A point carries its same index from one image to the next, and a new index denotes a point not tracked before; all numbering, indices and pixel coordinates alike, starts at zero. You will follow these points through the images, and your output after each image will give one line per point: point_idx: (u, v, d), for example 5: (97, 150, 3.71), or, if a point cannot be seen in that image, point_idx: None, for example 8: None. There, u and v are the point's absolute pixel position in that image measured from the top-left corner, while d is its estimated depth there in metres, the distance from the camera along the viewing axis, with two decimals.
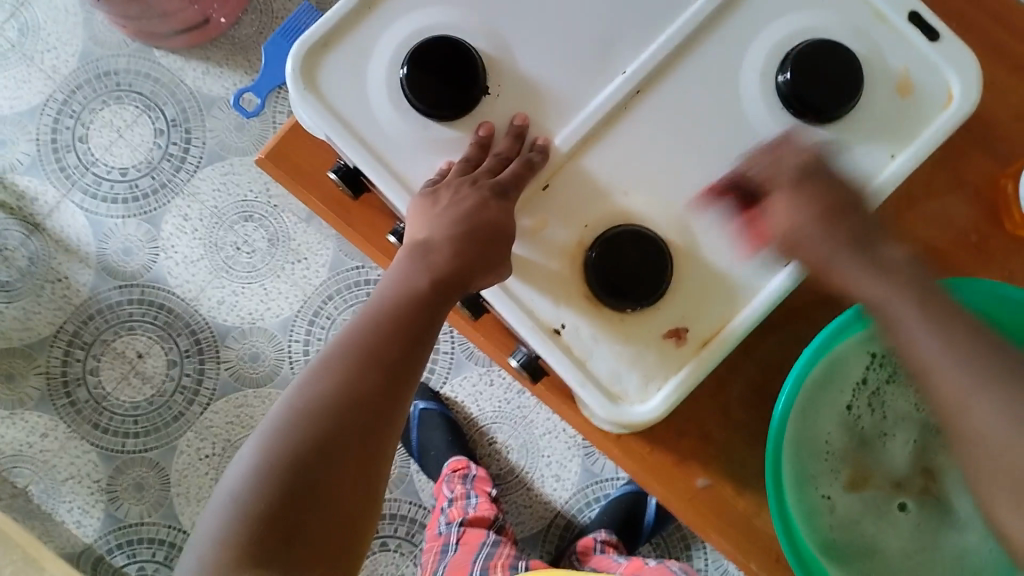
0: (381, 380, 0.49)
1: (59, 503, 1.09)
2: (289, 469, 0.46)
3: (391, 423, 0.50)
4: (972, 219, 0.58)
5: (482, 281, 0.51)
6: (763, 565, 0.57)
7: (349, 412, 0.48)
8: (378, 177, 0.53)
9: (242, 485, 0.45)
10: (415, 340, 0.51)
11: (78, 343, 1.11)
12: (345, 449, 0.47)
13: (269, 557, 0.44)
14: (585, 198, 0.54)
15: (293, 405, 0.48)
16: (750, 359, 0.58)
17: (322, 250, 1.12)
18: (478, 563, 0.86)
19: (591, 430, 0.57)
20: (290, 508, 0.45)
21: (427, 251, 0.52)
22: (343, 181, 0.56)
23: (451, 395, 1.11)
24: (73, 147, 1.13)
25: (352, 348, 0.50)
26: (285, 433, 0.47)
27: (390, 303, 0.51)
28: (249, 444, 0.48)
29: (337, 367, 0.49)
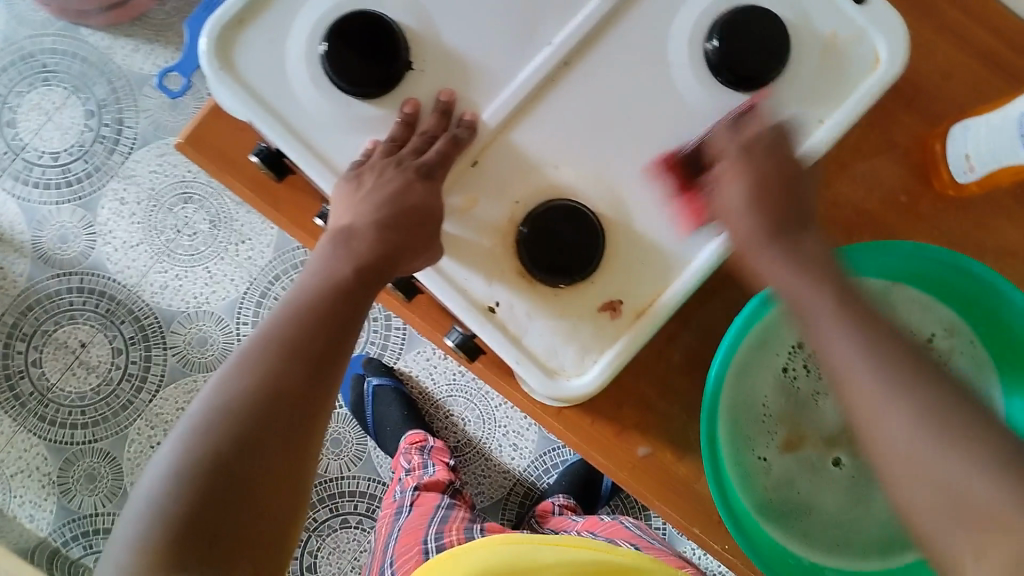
0: (306, 372, 0.49)
1: (11, 497, 1.07)
2: (211, 465, 0.44)
3: (318, 414, 0.49)
4: (901, 180, 0.59)
5: (410, 263, 0.51)
6: (706, 529, 0.57)
7: (273, 405, 0.47)
8: (302, 158, 0.52)
9: (162, 484, 0.44)
10: (342, 329, 0.51)
11: (18, 334, 1.08)
12: (272, 442, 0.46)
13: (193, 553, 0.42)
14: (514, 175, 0.53)
15: (214, 400, 0.47)
16: (689, 330, 0.57)
17: (266, 231, 1.10)
18: (432, 526, 0.82)
19: (530, 404, 0.56)
20: (215, 504, 0.44)
21: (350, 237, 0.51)
22: (267, 164, 0.54)
23: (405, 369, 1.11)
24: (2, 133, 1.09)
25: (275, 340, 0.49)
26: (208, 428, 0.45)
27: (314, 292, 0.51)
28: (168, 441, 0.46)
29: (259, 360, 0.48)
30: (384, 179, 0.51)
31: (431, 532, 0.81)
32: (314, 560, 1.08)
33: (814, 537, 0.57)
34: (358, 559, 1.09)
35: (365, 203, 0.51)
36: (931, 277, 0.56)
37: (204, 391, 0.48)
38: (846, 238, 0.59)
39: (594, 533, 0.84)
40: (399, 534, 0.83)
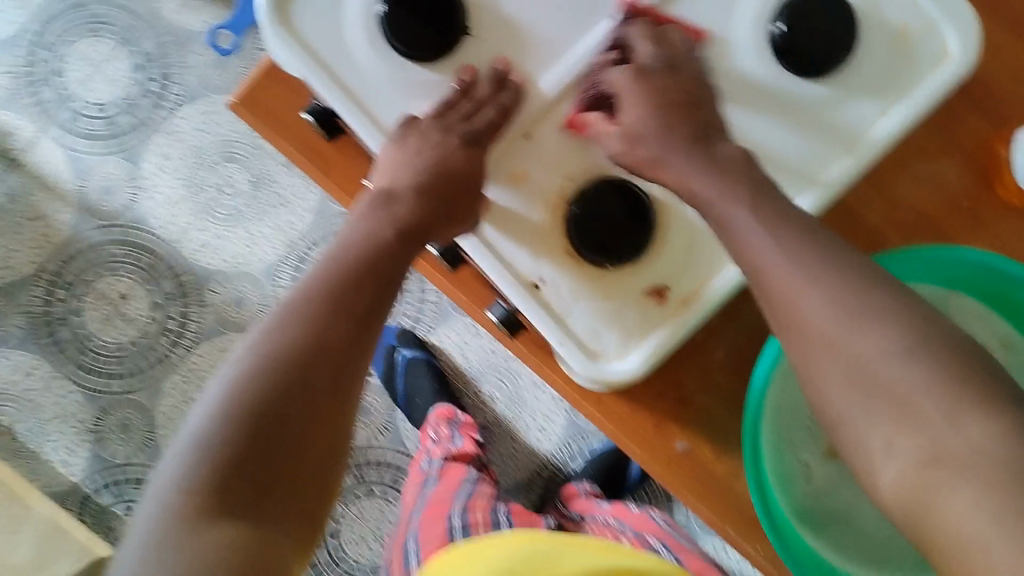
0: (352, 328, 0.47)
1: (47, 441, 1.09)
2: (259, 412, 0.42)
3: (359, 375, 0.47)
4: (963, 184, 0.55)
5: (446, 234, 0.50)
6: (741, 530, 0.56)
7: (319, 358, 0.45)
8: (354, 118, 0.51)
9: (210, 425, 0.42)
10: (382, 288, 0.49)
11: (59, 283, 1.10)
12: (318, 395, 0.44)
13: (243, 498, 0.40)
14: (567, 150, 0.52)
15: (257, 350, 0.45)
16: (732, 323, 0.56)
17: (306, 194, 1.10)
18: (459, 501, 0.81)
19: (570, 388, 0.56)
20: (257, 456, 0.41)
21: (390, 200, 0.50)
22: (319, 121, 0.55)
23: (437, 343, 1.10)
24: (50, 82, 1.10)
25: (321, 293, 0.47)
26: (252, 378, 0.43)
27: (355, 249, 0.49)
28: (210, 389, 0.44)
29: (302, 313, 0.46)
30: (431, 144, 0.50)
31: (456, 507, 0.79)
32: (338, 526, 1.09)
33: (854, 546, 0.55)
34: (380, 529, 1.10)
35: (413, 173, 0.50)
36: (994, 288, 0.53)
37: (245, 341, 0.46)
38: (900, 238, 0.56)
39: (618, 524, 0.82)
40: (426, 504, 0.82)
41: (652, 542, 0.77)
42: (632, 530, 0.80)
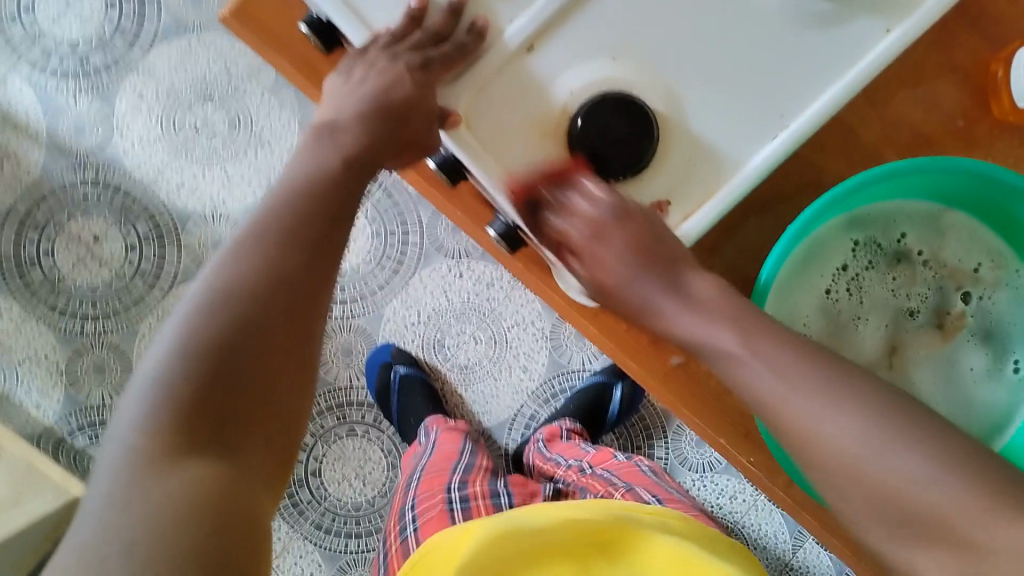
0: (304, 258, 0.46)
1: (18, 384, 1.07)
2: (215, 352, 0.42)
3: (318, 303, 0.46)
4: (960, 104, 0.57)
5: (390, 160, 0.54)
6: (732, 442, 0.58)
7: (273, 292, 0.44)
8: (349, 26, 0.50)
9: (166, 365, 0.41)
10: (335, 219, 0.48)
11: (30, 224, 1.07)
12: (274, 330, 0.44)
13: (205, 437, 0.40)
14: (569, 58, 0.50)
15: (210, 285, 0.44)
16: (730, 240, 0.57)
17: (287, 135, 1.08)
18: (456, 475, 0.84)
19: (567, 302, 0.58)
20: (218, 394, 0.41)
21: (332, 132, 0.53)
22: (315, 34, 0.52)
23: (419, 284, 1.10)
24: (19, 17, 1.06)
25: (271, 227, 0.46)
26: (207, 314, 0.43)
27: (304, 182, 0.48)
28: (164, 331, 0.43)
29: (254, 247, 0.45)
30: (442, 56, 0.49)
31: (454, 480, 0.83)
32: (319, 465, 1.09)
33: None
34: (362, 468, 1.10)
35: (424, 84, 0.51)
36: (987, 204, 0.54)
37: (197, 280, 0.45)
38: (898, 157, 0.58)
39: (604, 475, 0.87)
40: (422, 479, 0.85)
41: (642, 495, 0.79)
42: (624, 482, 0.83)
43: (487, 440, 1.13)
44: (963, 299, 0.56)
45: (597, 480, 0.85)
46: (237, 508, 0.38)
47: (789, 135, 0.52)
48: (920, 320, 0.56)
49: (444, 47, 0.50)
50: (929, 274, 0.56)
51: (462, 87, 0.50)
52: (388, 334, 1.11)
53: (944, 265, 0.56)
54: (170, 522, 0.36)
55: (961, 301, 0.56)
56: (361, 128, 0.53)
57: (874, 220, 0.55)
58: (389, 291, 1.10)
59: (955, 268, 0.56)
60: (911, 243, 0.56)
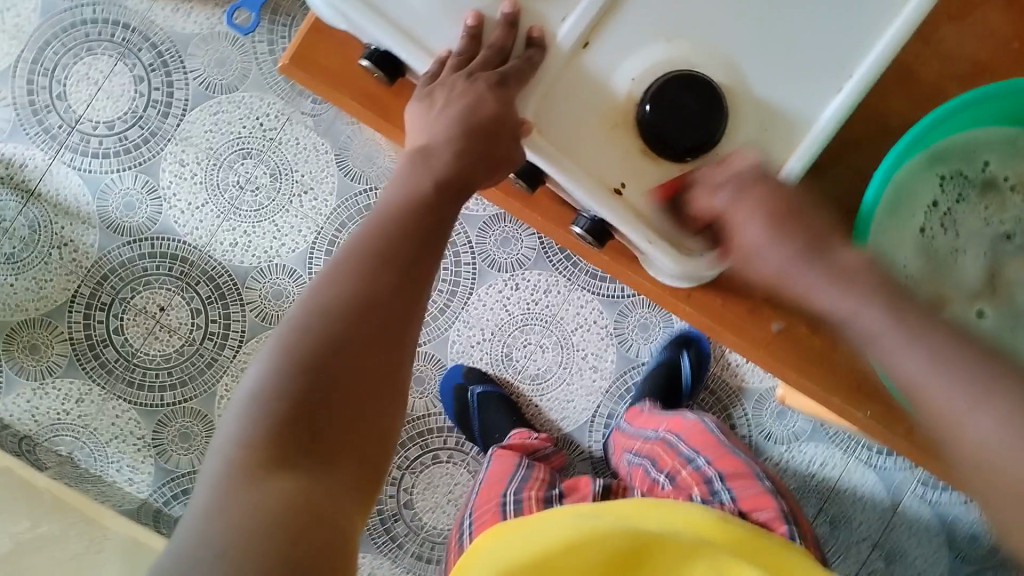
0: (393, 279, 0.44)
1: (109, 462, 1.09)
2: (309, 370, 0.40)
3: (413, 324, 0.45)
4: (1013, 26, 0.56)
5: (484, 181, 0.50)
6: (849, 398, 0.57)
7: (365, 313, 0.42)
8: (411, 53, 0.50)
9: (261, 384, 0.40)
10: (429, 236, 0.47)
11: (96, 304, 1.09)
12: (369, 350, 0.42)
13: (296, 456, 0.38)
14: (628, 47, 0.51)
15: (306, 306, 0.43)
16: (811, 198, 0.56)
17: (327, 178, 1.10)
18: (513, 483, 0.82)
19: (659, 289, 0.56)
20: (311, 412, 0.40)
21: (427, 156, 0.49)
22: (377, 67, 0.51)
23: (479, 302, 1.11)
24: (54, 107, 1.09)
25: (360, 247, 0.45)
26: (302, 333, 0.41)
27: (396, 202, 0.47)
28: (259, 353, 0.42)
29: (347, 267, 0.44)
30: (514, 70, 0.49)
31: (510, 488, 0.81)
32: (411, 497, 1.10)
33: None
34: (453, 493, 1.11)
35: (506, 100, 0.48)
36: None
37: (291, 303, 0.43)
38: (963, 90, 0.57)
39: (674, 443, 0.83)
40: (481, 489, 0.84)
41: (709, 475, 0.78)
42: (692, 449, 0.82)
43: (571, 446, 1.12)
44: None
45: (664, 451, 0.83)
46: (327, 529, 0.37)
47: (856, 84, 0.51)
48: (1018, 242, 0.55)
49: (512, 62, 0.49)
50: (1017, 198, 0.55)
51: (530, 94, 0.50)
52: (458, 356, 1.12)
53: None
54: (256, 534, 0.35)
55: None
56: (453, 153, 0.48)
57: (955, 153, 0.54)
58: (451, 314, 1.11)
59: None
60: (995, 170, 0.55)
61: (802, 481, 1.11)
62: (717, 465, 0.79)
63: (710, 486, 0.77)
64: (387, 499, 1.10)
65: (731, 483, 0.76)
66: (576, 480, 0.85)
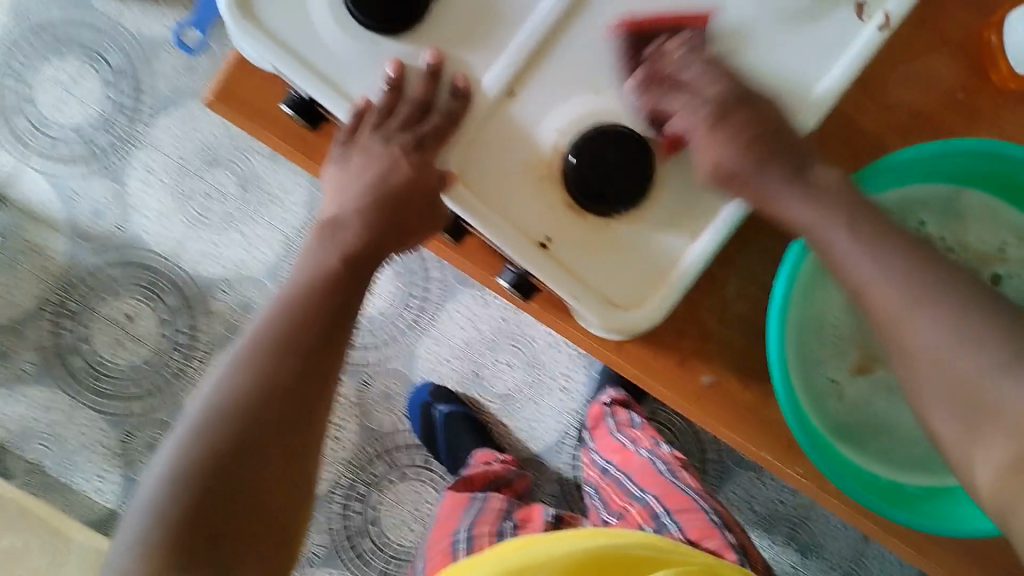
0: (297, 365, 0.47)
1: (76, 472, 1.09)
2: (205, 467, 0.44)
3: (316, 408, 0.48)
4: (958, 78, 0.55)
5: (396, 247, 0.52)
6: (779, 455, 0.56)
7: (265, 402, 0.46)
8: (331, 102, 0.49)
9: (160, 486, 0.44)
10: (334, 320, 0.49)
11: (64, 313, 1.09)
12: (268, 439, 0.46)
13: (193, 559, 0.42)
14: (554, 97, 0.50)
15: (209, 400, 0.46)
16: (743, 249, 0.55)
17: (297, 189, 1.09)
18: (466, 517, 0.83)
19: (589, 339, 0.55)
20: (205, 514, 0.43)
21: (337, 229, 0.51)
22: (298, 113, 0.53)
23: (447, 317, 1.10)
24: (25, 112, 1.08)
25: (265, 335, 0.48)
26: (201, 429, 0.45)
27: (304, 282, 0.50)
28: (167, 444, 0.46)
29: (250, 357, 0.47)
30: (434, 129, 0.49)
31: (463, 524, 0.82)
32: (377, 513, 1.10)
33: (887, 454, 0.55)
34: (419, 510, 1.11)
35: (422, 164, 0.49)
36: (1001, 176, 0.55)
37: (201, 391, 0.47)
38: (903, 140, 0.56)
39: (624, 482, 0.82)
40: (435, 526, 0.86)
41: (657, 511, 0.77)
42: (641, 490, 0.80)
43: (536, 465, 1.12)
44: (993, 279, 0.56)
45: (615, 485, 0.83)
46: None
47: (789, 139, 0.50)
48: None
49: (431, 119, 0.49)
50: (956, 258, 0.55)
51: (450, 149, 0.49)
52: (425, 372, 1.11)
53: (968, 248, 0.56)
54: None
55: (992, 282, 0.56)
56: (361, 226, 0.51)
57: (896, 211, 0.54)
58: (419, 328, 1.10)
59: (979, 249, 0.56)
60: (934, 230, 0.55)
61: (772, 507, 1.09)
62: (664, 500, 0.77)
63: (657, 521, 0.76)
64: (354, 515, 1.09)
65: (679, 517, 0.76)
66: (528, 510, 0.84)
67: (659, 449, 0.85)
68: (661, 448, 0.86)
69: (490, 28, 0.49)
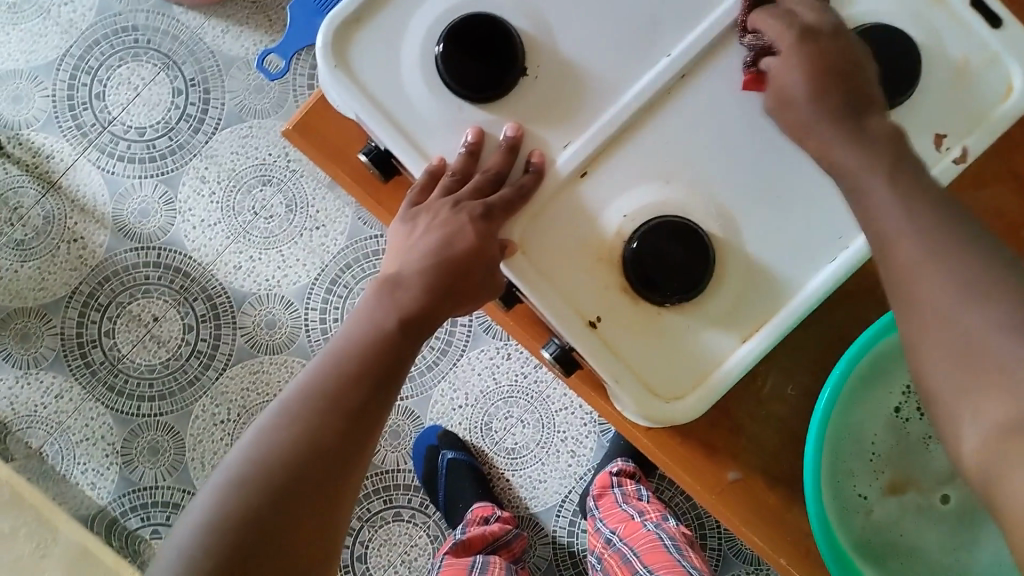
0: (342, 424, 0.48)
1: (75, 464, 1.08)
2: (242, 519, 0.44)
3: (354, 468, 0.48)
4: None
5: (452, 311, 0.53)
6: (794, 561, 0.55)
7: (308, 459, 0.46)
8: (408, 157, 0.51)
9: (195, 533, 0.44)
10: (382, 381, 0.50)
11: (93, 304, 1.10)
12: (306, 495, 0.46)
13: None
14: (626, 181, 0.51)
15: (253, 451, 0.47)
16: (787, 350, 0.56)
17: (340, 218, 1.10)
18: None
19: (620, 419, 0.56)
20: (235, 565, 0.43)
21: (396, 286, 0.52)
22: (374, 164, 0.54)
23: (467, 365, 1.10)
24: (91, 105, 1.11)
25: (315, 393, 0.49)
26: (242, 479, 0.45)
27: (358, 343, 0.51)
28: (206, 491, 0.46)
29: (296, 413, 0.48)
30: (506, 195, 0.50)
31: None
32: (365, 550, 1.09)
33: None
34: (408, 553, 1.09)
35: (489, 233, 0.50)
36: None
37: (244, 441, 0.48)
38: None
39: (629, 556, 0.81)
40: None
41: None
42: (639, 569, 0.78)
43: (533, 526, 1.10)
44: None
45: (621, 558, 0.82)
46: None
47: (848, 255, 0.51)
48: None
49: (504, 189, 0.50)
50: None
51: (518, 218, 0.50)
52: (436, 417, 1.10)
53: None
54: None
55: None
56: (423, 282, 0.52)
57: None
58: (438, 372, 1.10)
59: None
60: None
61: None
62: None
63: None
64: (341, 548, 1.09)
65: None
66: None
67: (666, 526, 0.85)
68: (668, 527, 0.85)
69: (573, 109, 0.51)
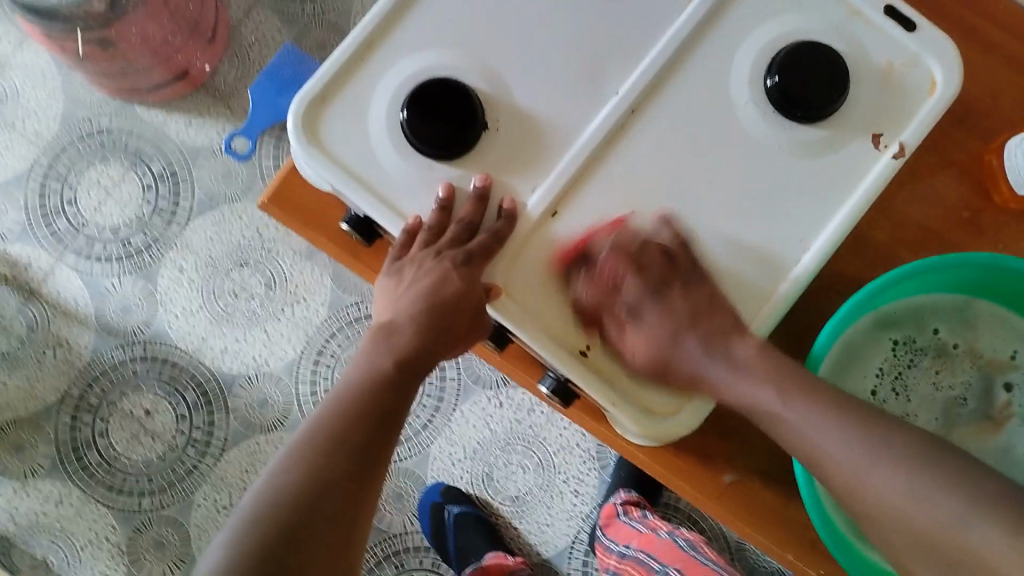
0: (348, 463, 0.50)
1: (82, 569, 1.08)
2: (258, 556, 0.46)
3: (363, 509, 0.50)
4: (962, 198, 0.60)
5: (446, 354, 0.55)
6: (801, 555, 0.57)
7: (318, 499, 0.48)
8: (386, 219, 0.54)
9: (212, 574, 0.45)
10: (384, 421, 0.52)
11: (84, 406, 1.10)
12: (322, 532, 0.47)
13: None
14: (594, 215, 0.54)
15: (264, 492, 0.48)
16: None
17: (320, 289, 1.12)
18: None
19: (624, 444, 0.58)
20: None
21: (391, 332, 0.55)
22: (356, 231, 0.57)
23: (462, 419, 1.11)
24: (64, 212, 1.13)
25: (319, 434, 0.50)
26: (257, 522, 0.47)
27: (357, 384, 0.53)
28: (219, 536, 0.48)
29: (303, 455, 0.49)
30: (480, 245, 0.52)
31: None
32: None
33: None
34: None
35: (471, 277, 0.52)
36: (1009, 293, 0.59)
37: (255, 484, 0.49)
38: (912, 253, 0.60)
39: (644, 559, 0.84)
40: None
41: None
42: (660, 565, 0.82)
43: (547, 570, 1.10)
44: (1008, 387, 0.60)
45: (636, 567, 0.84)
46: None
47: (812, 257, 0.54)
48: (971, 407, 0.60)
49: (479, 237, 0.53)
50: (967, 363, 0.60)
51: (496, 263, 0.53)
52: (437, 474, 1.11)
53: (981, 356, 0.60)
54: None
55: (1005, 391, 0.60)
56: (415, 331, 0.54)
57: (906, 320, 0.60)
58: (433, 429, 1.11)
59: (992, 358, 0.60)
60: (947, 337, 0.60)
61: None
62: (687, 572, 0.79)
63: None
64: None
65: None
66: None
67: (675, 533, 0.87)
68: (677, 533, 0.87)
69: (535, 153, 0.55)
